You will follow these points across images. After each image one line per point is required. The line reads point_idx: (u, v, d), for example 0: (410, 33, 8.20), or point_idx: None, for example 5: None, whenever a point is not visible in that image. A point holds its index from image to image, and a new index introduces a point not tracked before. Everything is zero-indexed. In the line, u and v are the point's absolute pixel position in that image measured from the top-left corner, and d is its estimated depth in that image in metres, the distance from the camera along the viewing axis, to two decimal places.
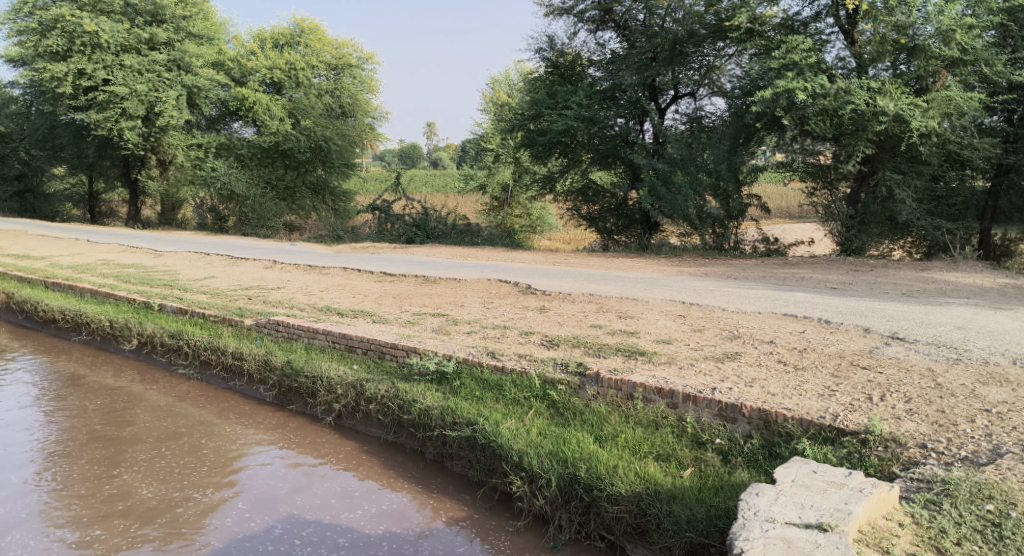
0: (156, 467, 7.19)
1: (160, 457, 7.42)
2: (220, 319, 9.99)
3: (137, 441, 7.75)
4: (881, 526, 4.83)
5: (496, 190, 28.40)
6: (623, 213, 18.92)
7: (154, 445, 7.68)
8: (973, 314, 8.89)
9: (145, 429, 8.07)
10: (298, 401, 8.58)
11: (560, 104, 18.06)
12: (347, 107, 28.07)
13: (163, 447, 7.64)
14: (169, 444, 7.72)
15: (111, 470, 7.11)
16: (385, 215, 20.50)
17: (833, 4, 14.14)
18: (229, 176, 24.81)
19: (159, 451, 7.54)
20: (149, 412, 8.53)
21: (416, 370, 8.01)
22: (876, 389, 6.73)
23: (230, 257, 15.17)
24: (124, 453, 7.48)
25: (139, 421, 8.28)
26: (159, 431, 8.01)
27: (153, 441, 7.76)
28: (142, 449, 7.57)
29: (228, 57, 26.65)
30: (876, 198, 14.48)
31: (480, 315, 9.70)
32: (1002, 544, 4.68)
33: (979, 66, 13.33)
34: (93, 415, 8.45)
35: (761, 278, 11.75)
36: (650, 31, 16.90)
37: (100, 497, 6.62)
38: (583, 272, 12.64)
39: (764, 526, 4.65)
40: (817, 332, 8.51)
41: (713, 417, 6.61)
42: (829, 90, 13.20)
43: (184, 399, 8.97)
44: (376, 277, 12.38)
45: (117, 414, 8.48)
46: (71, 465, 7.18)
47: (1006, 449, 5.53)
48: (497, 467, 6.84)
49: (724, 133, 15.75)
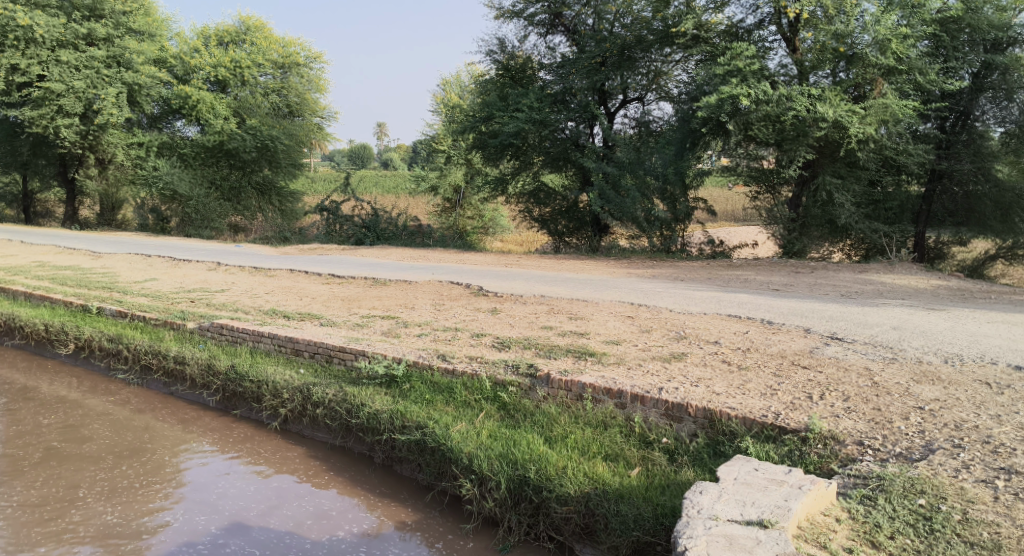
0: (119, 488, 6.82)
1: (123, 476, 7.03)
2: (161, 322, 9.75)
3: (98, 460, 7.34)
4: (819, 521, 4.96)
5: (447, 191, 28.33)
6: (574, 215, 18.99)
7: (116, 464, 7.29)
8: (908, 315, 9.20)
9: (105, 446, 7.65)
10: (243, 406, 8.42)
11: (511, 107, 18.10)
12: (294, 106, 27.81)
13: (125, 465, 7.25)
14: (131, 462, 7.33)
15: (70, 493, 6.71)
16: (333, 216, 20.19)
17: (775, 12, 14.49)
18: (171, 175, 24.20)
19: (122, 471, 7.14)
20: (109, 427, 8.12)
21: (365, 374, 7.93)
22: (817, 388, 6.91)
23: (173, 259, 14.80)
24: (84, 473, 7.08)
25: (98, 437, 7.87)
26: (121, 448, 7.62)
27: (115, 459, 7.36)
28: (103, 468, 7.18)
29: (171, 54, 25.96)
30: (816, 202, 14.88)
31: (430, 317, 9.65)
32: (932, 537, 4.83)
33: (914, 74, 13.78)
34: (48, 431, 8.00)
35: (707, 280, 11.96)
36: (599, 36, 17.28)
37: (60, 523, 6.23)
38: (534, 274, 12.69)
39: (707, 524, 4.73)
40: (760, 332, 8.70)
41: (660, 417, 6.72)
42: (772, 96, 13.52)
43: (134, 409, 8.62)
44: (323, 279, 12.23)
45: (74, 430, 8.05)
46: (26, 489, 6.77)
47: (938, 445, 5.73)
48: (446, 471, 6.80)
49: (671, 137, 15.88)
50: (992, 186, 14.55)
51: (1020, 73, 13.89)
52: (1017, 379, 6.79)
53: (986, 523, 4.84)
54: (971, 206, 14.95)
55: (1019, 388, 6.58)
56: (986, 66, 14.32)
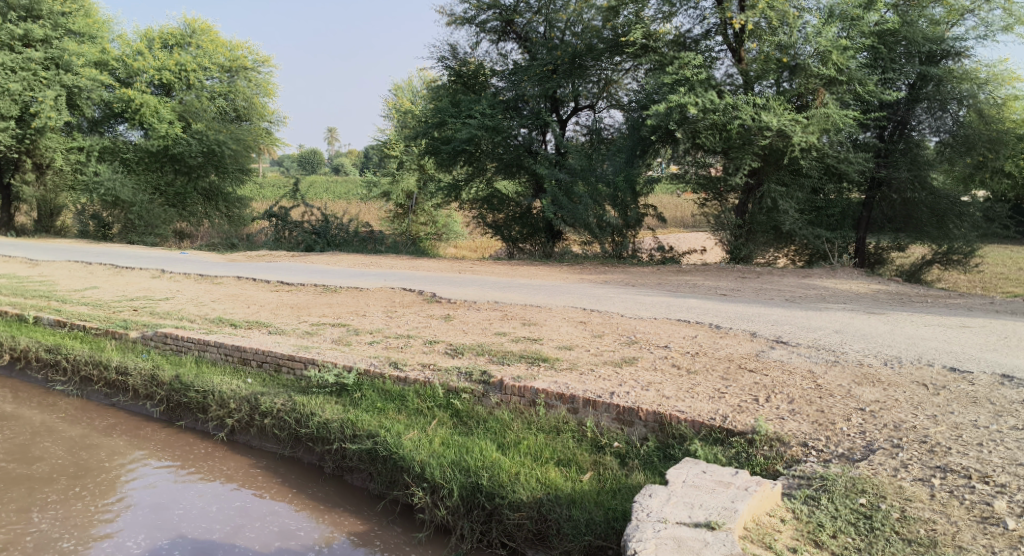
0: (74, 511, 6.51)
1: (78, 499, 6.71)
2: (102, 331, 9.50)
3: (49, 481, 6.99)
4: (764, 522, 5.05)
5: (400, 197, 28.13)
6: (527, 222, 19.13)
7: (69, 485, 6.95)
8: (850, 318, 9.47)
9: (57, 466, 7.29)
10: (188, 417, 8.22)
11: (463, 113, 18.09)
12: (241, 110, 27.20)
13: (79, 486, 6.93)
14: (85, 482, 7.01)
15: (21, 518, 6.37)
16: (282, 222, 19.92)
17: (721, 23, 14.80)
18: (113, 181, 23.52)
19: (76, 492, 6.82)
20: (61, 445, 7.75)
21: (315, 382, 7.82)
22: (762, 390, 7.06)
23: (115, 266, 14.39)
24: (36, 495, 6.74)
25: (49, 456, 7.50)
26: (74, 468, 7.27)
27: (68, 480, 7.03)
28: (55, 490, 6.85)
29: (112, 56, 25.21)
30: (762, 208, 15.19)
31: (382, 325, 9.58)
32: (872, 535, 4.96)
33: (854, 85, 14.19)
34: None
35: (657, 285, 12.13)
36: (551, 43, 17.47)
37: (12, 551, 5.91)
38: (487, 280, 12.69)
39: (656, 527, 4.79)
40: (708, 336, 8.85)
41: (612, 421, 6.79)
42: (719, 105, 13.78)
43: (80, 423, 8.29)
44: (272, 287, 12.04)
45: (23, 448, 7.66)
46: None
47: (878, 445, 5.91)
48: (398, 480, 6.74)
49: (622, 145, 16.07)
50: (926, 193, 15.21)
51: (953, 85, 14.49)
52: (952, 380, 7.04)
53: (923, 520, 5.00)
54: (908, 212, 15.58)
55: (954, 388, 6.82)
56: (922, 78, 14.85)
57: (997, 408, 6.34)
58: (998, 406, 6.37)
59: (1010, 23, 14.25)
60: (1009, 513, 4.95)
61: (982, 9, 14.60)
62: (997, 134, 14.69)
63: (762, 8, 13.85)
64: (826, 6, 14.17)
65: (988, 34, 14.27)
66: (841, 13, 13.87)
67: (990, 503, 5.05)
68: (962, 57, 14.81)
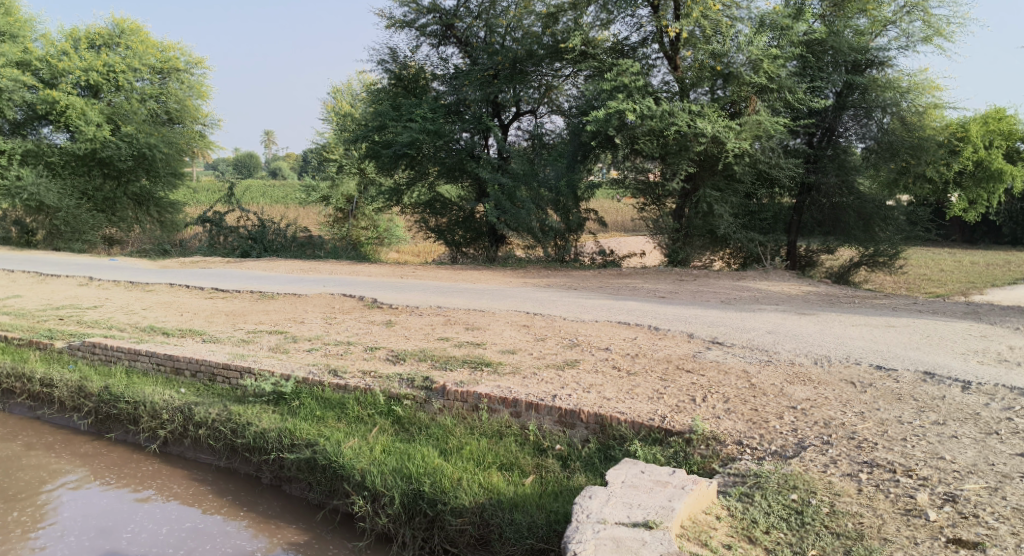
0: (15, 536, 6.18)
1: (22, 523, 6.38)
2: (25, 342, 9.13)
3: None
4: (701, 520, 5.15)
5: (340, 201, 27.67)
6: (470, 226, 19.09)
7: (7, 509, 6.60)
8: (782, 319, 9.75)
9: None
10: (119, 429, 7.95)
11: (404, 117, 17.99)
12: (173, 113, 26.46)
13: (17, 509, 6.59)
14: (24, 505, 6.67)
15: None
16: (216, 227, 19.57)
17: (657, 31, 15.03)
18: (37, 186, 22.57)
19: (16, 516, 6.47)
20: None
21: (251, 391, 7.67)
22: (699, 390, 7.21)
23: (39, 274, 13.81)
24: None
25: None
26: (10, 490, 6.91)
27: (5, 503, 6.67)
28: None
29: (35, 56, 24.07)
30: (698, 212, 15.51)
31: (321, 331, 9.44)
32: (804, 529, 5.10)
33: (784, 93, 14.61)
34: None
35: (598, 288, 12.28)
36: (491, 48, 17.46)
37: None
38: (429, 285, 12.65)
39: (596, 527, 4.84)
40: (647, 338, 8.99)
41: (554, 424, 6.86)
42: (655, 112, 14.02)
43: (6, 440, 7.90)
44: (207, 294, 11.74)
45: None
46: None
47: (809, 442, 6.09)
48: (338, 488, 6.65)
49: (563, 150, 16.44)
50: (853, 198, 15.78)
51: (878, 94, 15.06)
52: (879, 377, 7.31)
53: (851, 514, 5.15)
54: (837, 216, 16.10)
55: (879, 386, 7.08)
56: (848, 87, 15.35)
57: (920, 404, 6.60)
58: (921, 402, 6.63)
59: (928, 34, 14.90)
60: (931, 505, 5.13)
61: (903, 21, 15.23)
62: (919, 141, 15.31)
63: (697, 17, 14.27)
64: (757, 16, 14.62)
65: (909, 45, 14.89)
66: (771, 23, 14.47)
67: (913, 495, 5.23)
68: (885, 67, 15.36)
